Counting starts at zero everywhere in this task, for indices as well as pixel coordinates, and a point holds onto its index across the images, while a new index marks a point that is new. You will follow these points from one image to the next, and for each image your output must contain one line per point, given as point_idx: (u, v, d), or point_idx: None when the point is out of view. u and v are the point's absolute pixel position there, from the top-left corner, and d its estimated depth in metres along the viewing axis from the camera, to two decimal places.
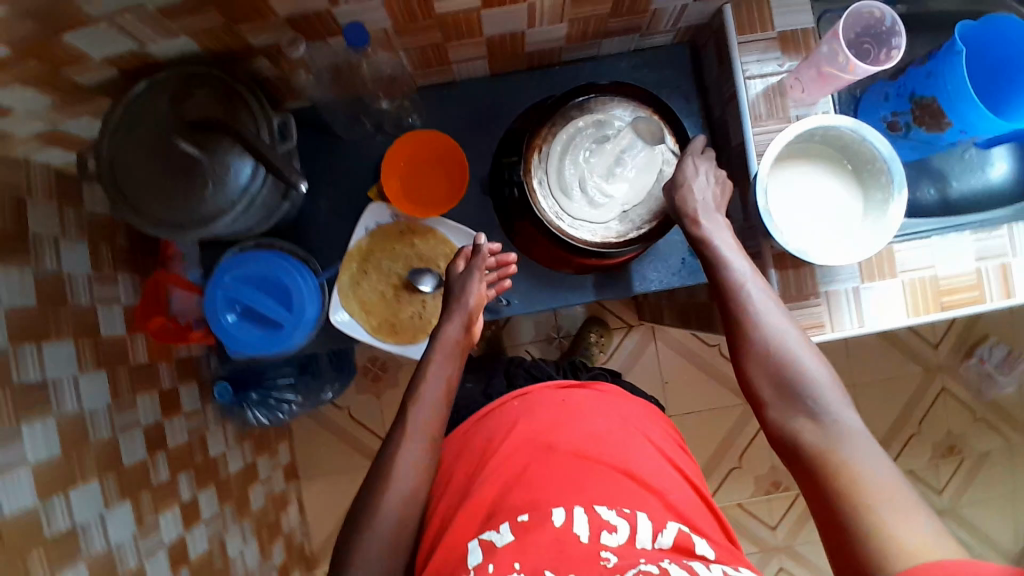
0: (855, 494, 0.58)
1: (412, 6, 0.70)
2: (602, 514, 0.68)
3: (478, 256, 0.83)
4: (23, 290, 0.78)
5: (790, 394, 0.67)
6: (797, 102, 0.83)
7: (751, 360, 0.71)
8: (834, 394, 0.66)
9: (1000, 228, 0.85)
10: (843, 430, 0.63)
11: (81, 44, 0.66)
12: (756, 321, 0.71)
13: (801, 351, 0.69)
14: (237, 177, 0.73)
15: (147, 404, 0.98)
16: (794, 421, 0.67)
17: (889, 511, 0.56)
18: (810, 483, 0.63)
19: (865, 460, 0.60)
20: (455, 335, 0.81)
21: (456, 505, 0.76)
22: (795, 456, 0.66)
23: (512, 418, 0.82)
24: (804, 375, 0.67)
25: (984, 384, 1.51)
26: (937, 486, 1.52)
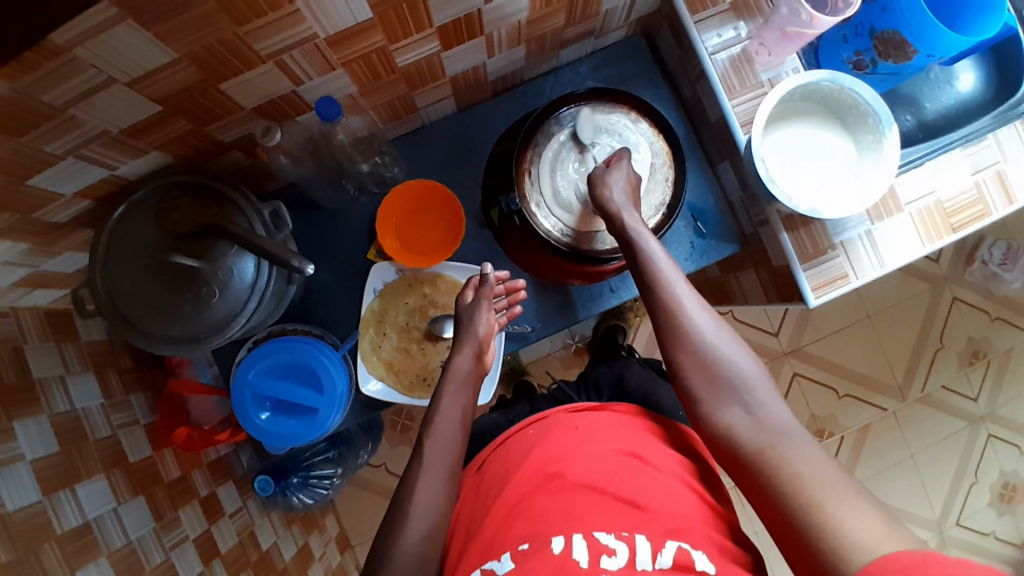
0: (800, 494, 0.55)
1: (375, 64, 0.69)
2: (601, 538, 0.60)
3: (485, 285, 0.82)
4: (44, 439, 0.75)
5: (721, 386, 0.64)
6: (766, 65, 0.81)
7: (679, 351, 0.67)
8: (764, 386, 0.64)
9: (986, 137, 0.85)
10: (776, 423, 0.61)
11: (51, 185, 0.64)
12: (681, 313, 0.68)
13: (723, 341, 0.66)
14: (243, 276, 0.72)
15: (191, 516, 0.95)
16: (726, 417, 0.63)
17: (839, 505, 0.53)
18: (752, 486, 0.60)
19: (804, 455, 0.58)
20: (467, 366, 0.79)
21: (464, 543, 0.69)
22: (733, 456, 0.62)
23: (526, 448, 0.74)
24: (733, 368, 0.65)
25: (992, 285, 1.53)
26: (971, 393, 1.54)
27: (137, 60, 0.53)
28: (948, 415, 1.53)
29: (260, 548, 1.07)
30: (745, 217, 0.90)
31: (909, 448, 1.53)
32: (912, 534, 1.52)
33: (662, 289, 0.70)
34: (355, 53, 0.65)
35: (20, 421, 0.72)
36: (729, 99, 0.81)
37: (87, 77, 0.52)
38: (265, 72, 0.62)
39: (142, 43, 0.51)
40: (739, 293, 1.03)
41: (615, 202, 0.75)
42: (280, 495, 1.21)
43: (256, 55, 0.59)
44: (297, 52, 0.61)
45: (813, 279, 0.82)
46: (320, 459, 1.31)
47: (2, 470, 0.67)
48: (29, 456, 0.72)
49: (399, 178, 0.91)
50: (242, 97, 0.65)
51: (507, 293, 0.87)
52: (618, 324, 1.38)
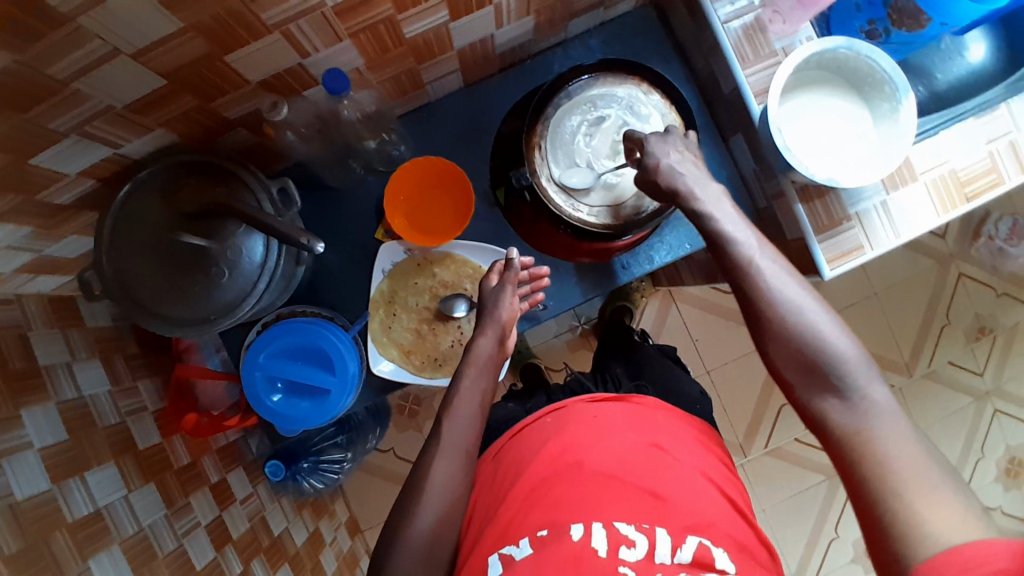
0: (886, 483, 0.52)
1: (381, 36, 0.68)
2: (621, 529, 0.61)
3: (510, 271, 0.81)
4: (52, 426, 0.74)
5: (815, 372, 0.58)
6: (779, 34, 0.79)
7: (768, 335, 0.61)
8: (864, 371, 0.58)
9: (999, 107, 0.84)
10: (873, 407, 0.56)
11: (56, 166, 0.62)
12: (768, 287, 0.61)
13: (817, 318, 0.60)
14: (251, 257, 0.70)
15: (203, 502, 0.95)
16: (819, 400, 0.58)
17: (923, 495, 0.51)
18: (838, 467, 0.57)
19: (897, 444, 0.54)
20: (488, 350, 0.77)
21: (479, 525, 0.69)
22: (822, 437, 0.58)
23: (545, 434, 0.73)
24: (833, 351, 0.58)
25: (998, 260, 1.53)
26: (978, 369, 1.54)
27: (142, 31, 0.52)
28: (954, 391, 1.54)
29: (271, 534, 1.07)
30: (758, 191, 0.89)
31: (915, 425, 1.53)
32: None
33: (746, 269, 0.63)
34: (362, 24, 0.64)
35: (27, 409, 0.71)
36: (742, 69, 0.80)
37: (91, 49, 0.51)
38: (271, 44, 0.61)
39: (147, 12, 0.50)
40: None
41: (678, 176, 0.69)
42: (290, 480, 1.22)
43: (263, 25, 0.57)
44: (304, 22, 0.59)
45: (828, 251, 0.81)
46: (330, 444, 1.31)
47: (10, 458, 0.67)
48: (38, 443, 0.71)
49: (406, 157, 0.90)
50: (248, 71, 0.64)
51: (530, 279, 0.85)
52: (624, 305, 1.37)
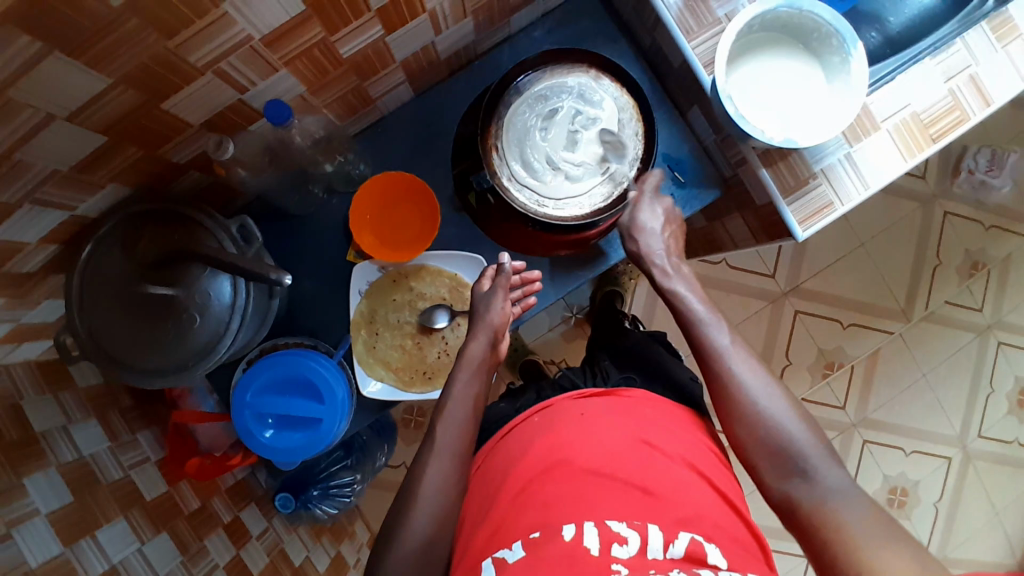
0: (846, 542, 0.57)
1: (319, 61, 0.67)
2: (613, 527, 0.60)
3: (500, 274, 0.81)
4: (56, 490, 0.73)
5: (779, 456, 0.65)
6: (720, 1, 0.78)
7: (734, 421, 0.68)
8: (821, 455, 0.64)
9: (954, 43, 0.83)
10: (833, 487, 0.62)
11: (15, 235, 0.61)
12: (726, 372, 0.70)
13: (770, 403, 0.67)
14: (220, 299, 0.70)
15: (217, 543, 0.95)
16: (786, 482, 0.64)
17: (878, 548, 0.55)
18: (803, 538, 0.62)
19: (853, 511, 0.59)
20: (481, 353, 0.78)
21: (472, 522, 0.68)
22: (790, 515, 0.64)
23: (534, 434, 0.73)
24: (792, 436, 0.65)
25: (982, 193, 1.52)
26: (976, 304, 1.53)
27: (71, 92, 0.51)
28: (955, 330, 1.53)
29: (291, 564, 1.08)
30: (722, 159, 0.88)
31: (920, 369, 1.53)
32: (935, 453, 1.53)
33: (714, 358, 0.71)
34: (296, 50, 0.63)
35: (28, 477, 0.71)
36: (688, 41, 0.79)
37: (26, 117, 0.51)
38: (207, 83, 0.60)
39: (73, 74, 0.49)
40: (727, 239, 1.01)
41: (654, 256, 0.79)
42: (302, 509, 1.20)
43: (192, 67, 0.57)
44: (234, 58, 0.59)
45: (798, 213, 0.80)
46: (340, 466, 1.30)
47: (19, 527, 0.67)
48: (44, 509, 0.71)
49: (366, 175, 0.89)
50: (189, 114, 0.63)
51: (521, 284, 0.86)
52: (614, 290, 1.36)
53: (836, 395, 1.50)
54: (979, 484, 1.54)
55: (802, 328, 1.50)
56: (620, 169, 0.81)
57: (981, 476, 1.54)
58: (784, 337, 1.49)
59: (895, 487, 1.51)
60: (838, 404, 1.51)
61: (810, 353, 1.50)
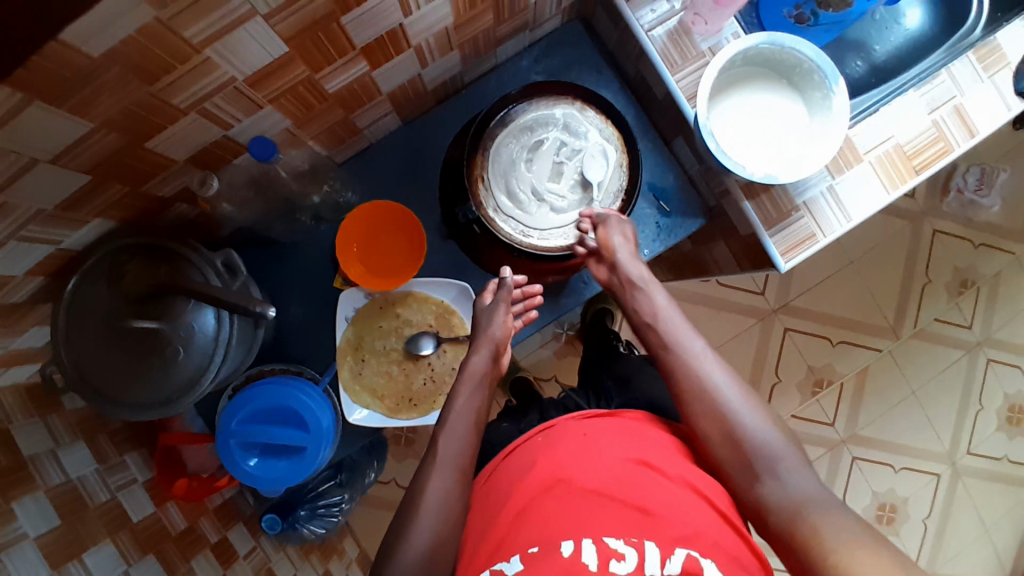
0: (823, 545, 0.61)
1: (304, 97, 0.68)
2: (611, 543, 0.61)
3: (502, 289, 0.82)
4: (44, 514, 0.74)
5: (750, 457, 0.69)
6: (703, 35, 0.79)
7: (705, 420, 0.72)
8: (791, 457, 0.69)
9: (939, 74, 0.83)
10: (800, 488, 0.66)
11: (2, 269, 0.61)
12: (698, 377, 0.74)
13: (740, 406, 0.72)
14: (203, 331, 0.71)
15: (204, 564, 0.95)
16: (756, 483, 0.68)
17: (854, 554, 0.58)
18: (777, 541, 0.65)
19: (828, 519, 0.63)
20: (482, 367, 0.78)
21: (471, 540, 0.68)
22: (762, 520, 0.67)
23: (535, 453, 0.72)
24: (762, 439, 0.70)
25: (970, 211, 1.53)
26: (965, 322, 1.54)
27: (55, 136, 0.52)
28: (944, 347, 1.54)
29: None
30: (706, 189, 0.89)
31: (910, 386, 1.54)
32: (924, 469, 1.53)
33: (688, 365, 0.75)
34: (280, 88, 0.64)
35: (17, 501, 0.71)
36: (671, 74, 0.80)
37: (8, 162, 0.51)
38: (190, 123, 0.61)
39: (56, 120, 0.50)
40: (712, 264, 1.01)
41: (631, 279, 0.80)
42: (291, 529, 1.22)
43: (175, 109, 0.57)
44: (218, 98, 0.59)
45: (780, 244, 0.81)
46: (331, 485, 1.32)
47: (9, 551, 0.67)
48: (32, 534, 0.71)
49: (353, 202, 0.90)
50: (173, 151, 0.64)
51: (523, 298, 0.85)
52: (605, 307, 1.37)
53: (826, 412, 1.51)
54: (968, 500, 1.55)
55: (792, 345, 1.51)
56: (606, 201, 0.83)
57: (970, 491, 1.55)
58: (774, 355, 1.50)
59: (884, 503, 1.51)
60: (829, 421, 1.51)
61: (800, 371, 1.50)
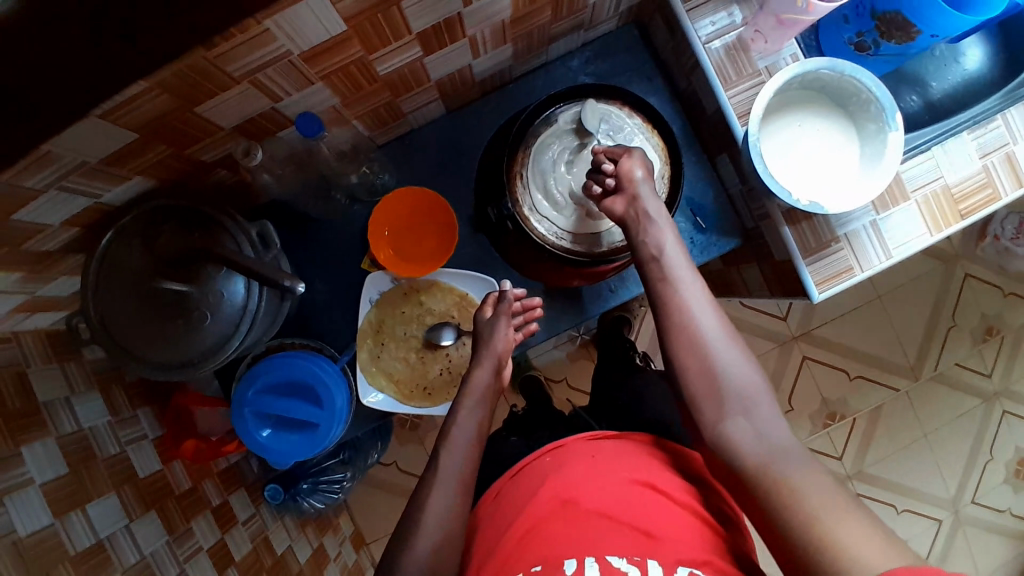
0: (801, 513, 0.54)
1: (355, 76, 0.67)
2: (613, 561, 0.60)
3: (504, 302, 0.82)
4: (52, 461, 0.74)
5: (726, 397, 0.64)
6: (762, 53, 0.78)
7: (686, 353, 0.67)
8: (768, 403, 0.64)
9: (995, 119, 0.84)
10: (776, 440, 0.61)
11: (38, 217, 0.62)
12: (685, 310, 0.68)
13: (725, 347, 0.66)
14: (232, 299, 0.72)
15: (204, 526, 0.95)
16: (728, 424, 0.63)
17: (843, 524, 0.52)
18: (751, 503, 0.59)
19: (802, 473, 0.57)
20: (485, 381, 0.78)
21: (478, 557, 0.67)
22: (733, 475, 0.62)
23: (542, 475, 0.72)
24: (741, 380, 0.65)
25: (1005, 259, 1.49)
26: (986, 370, 1.52)
27: None
28: (961, 394, 1.51)
29: (274, 553, 1.08)
30: (745, 211, 0.88)
31: (922, 428, 1.52)
32: (927, 513, 1.51)
33: (676, 305, 0.69)
34: (333, 66, 0.64)
35: (27, 446, 0.71)
36: (724, 90, 0.78)
37: None
38: (242, 92, 0.60)
39: None
40: (742, 286, 1.00)
41: (640, 212, 0.73)
42: (290, 501, 1.22)
43: (229, 76, 0.57)
44: (272, 70, 0.59)
45: (816, 274, 0.80)
46: (333, 463, 1.32)
47: (14, 495, 0.67)
48: (38, 480, 0.71)
49: (389, 186, 0.90)
50: (222, 118, 0.64)
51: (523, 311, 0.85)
52: (623, 316, 1.34)
53: (834, 445, 1.49)
54: (967, 549, 1.52)
55: (807, 374, 1.49)
56: None
57: (970, 540, 1.52)
58: (788, 382, 1.48)
59: None
60: (835, 454, 1.49)
61: (813, 401, 1.49)
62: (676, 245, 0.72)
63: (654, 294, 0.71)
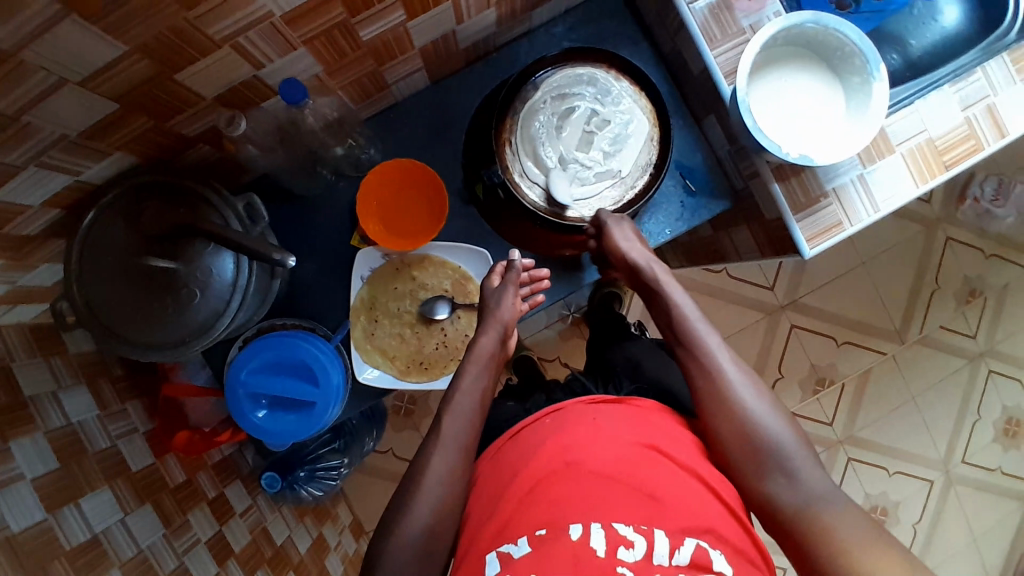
0: (834, 548, 0.60)
1: (337, 42, 0.66)
2: (620, 530, 0.60)
3: (512, 270, 0.82)
4: (42, 456, 0.72)
5: (765, 458, 0.67)
6: (746, 12, 0.78)
7: (719, 416, 0.70)
8: (805, 455, 0.67)
9: (974, 72, 0.82)
10: (815, 491, 0.65)
11: (18, 198, 0.60)
12: (720, 374, 0.71)
13: (756, 404, 0.70)
14: (222, 276, 0.70)
15: (201, 518, 0.94)
16: (769, 483, 0.66)
17: (869, 553, 0.59)
18: (793, 548, 0.64)
19: (842, 518, 0.62)
20: (491, 347, 0.78)
21: (480, 513, 0.68)
22: (776, 522, 0.66)
23: (544, 436, 0.71)
24: (777, 437, 0.68)
25: (985, 221, 1.52)
26: (970, 331, 1.54)
27: (83, 56, 0.50)
28: (947, 355, 1.54)
29: (274, 543, 1.07)
30: (734, 172, 0.88)
31: (910, 391, 1.54)
32: (918, 475, 1.54)
33: (712, 368, 0.72)
34: (315, 30, 0.62)
35: (15, 441, 0.69)
36: (710, 49, 0.78)
37: (37, 80, 0.50)
38: (222, 58, 0.59)
39: (87, 38, 0.48)
40: (732, 250, 1.01)
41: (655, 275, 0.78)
42: (288, 490, 1.20)
43: (210, 40, 0.56)
44: (253, 33, 0.58)
45: (807, 230, 0.80)
46: (330, 449, 1.30)
47: (3, 491, 0.65)
48: (28, 475, 0.69)
49: (376, 161, 0.89)
50: (203, 87, 0.62)
51: (530, 281, 0.86)
52: (613, 291, 1.34)
53: (825, 411, 1.51)
54: (958, 507, 1.55)
55: (796, 344, 1.51)
56: (633, 173, 0.81)
57: (960, 499, 1.55)
58: (778, 351, 1.50)
59: (875, 505, 1.52)
60: (827, 420, 1.51)
61: (803, 368, 1.50)
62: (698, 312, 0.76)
63: (686, 359, 0.75)
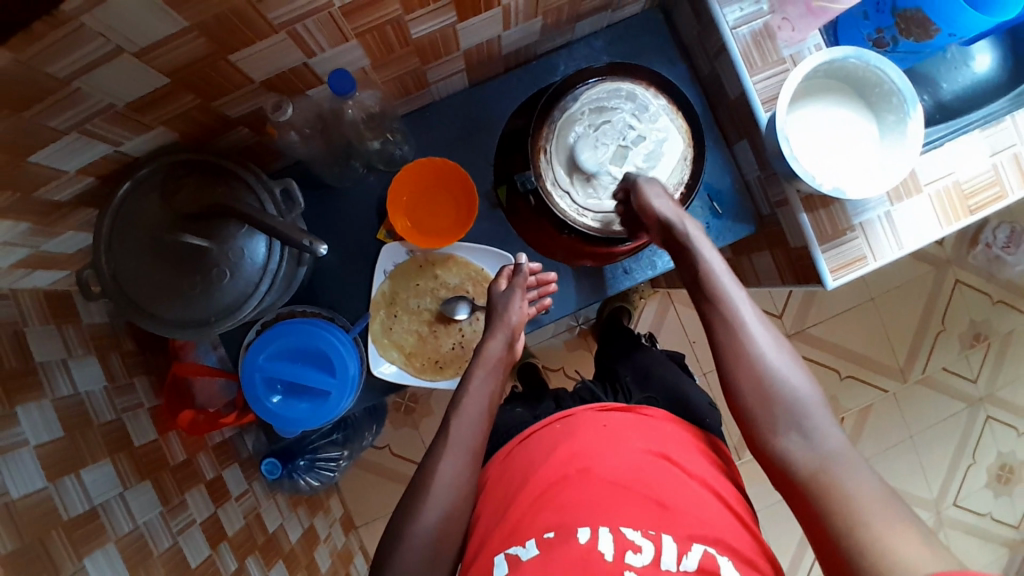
0: (846, 517, 0.54)
1: (387, 37, 0.67)
2: (628, 534, 0.60)
3: (519, 274, 0.82)
4: (48, 425, 0.71)
5: (779, 410, 0.63)
6: (788, 41, 0.79)
7: (734, 367, 0.66)
8: (825, 414, 0.62)
9: (1003, 120, 0.84)
10: (833, 451, 0.59)
11: (55, 162, 0.60)
12: (737, 325, 0.67)
13: (778, 361, 0.65)
14: (252, 258, 0.71)
15: (198, 499, 0.92)
16: (783, 437, 0.62)
17: (887, 525, 0.52)
18: (804, 510, 0.58)
19: (860, 482, 0.56)
20: (498, 352, 0.78)
21: (490, 515, 0.68)
22: (788, 481, 0.61)
23: (553, 441, 0.71)
24: (795, 391, 0.63)
25: (994, 268, 1.53)
26: (972, 374, 1.55)
27: (143, 27, 0.50)
28: (947, 397, 1.55)
29: (266, 531, 1.06)
30: (761, 198, 0.89)
31: (908, 430, 1.55)
32: None
33: (731, 321, 0.67)
34: (368, 24, 0.63)
35: (23, 407, 0.68)
36: (750, 75, 0.79)
37: (92, 48, 0.50)
38: (276, 43, 0.59)
39: (149, 11, 0.48)
40: (752, 274, 1.01)
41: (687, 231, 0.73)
42: (286, 478, 1.20)
43: (267, 24, 0.56)
44: (311, 22, 0.58)
45: (831, 261, 0.81)
46: (328, 441, 1.31)
47: (6, 456, 0.64)
48: (33, 442, 0.68)
49: (408, 157, 0.89)
50: (252, 70, 0.63)
51: (538, 284, 0.86)
52: (622, 306, 1.34)
53: None
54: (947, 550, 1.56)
55: None
56: None
57: (950, 541, 1.56)
58: None
59: None
60: None
61: None
62: (725, 265, 0.71)
63: (706, 311, 0.70)
